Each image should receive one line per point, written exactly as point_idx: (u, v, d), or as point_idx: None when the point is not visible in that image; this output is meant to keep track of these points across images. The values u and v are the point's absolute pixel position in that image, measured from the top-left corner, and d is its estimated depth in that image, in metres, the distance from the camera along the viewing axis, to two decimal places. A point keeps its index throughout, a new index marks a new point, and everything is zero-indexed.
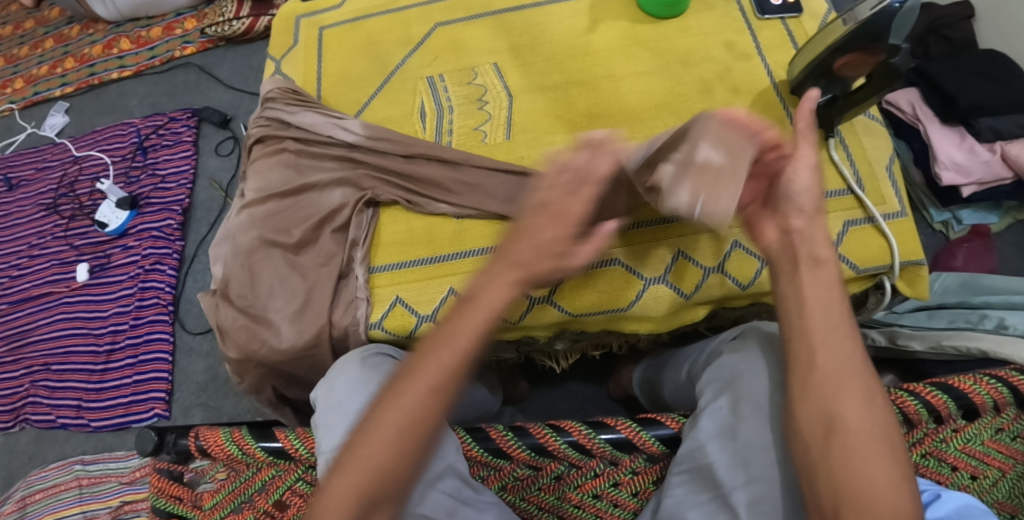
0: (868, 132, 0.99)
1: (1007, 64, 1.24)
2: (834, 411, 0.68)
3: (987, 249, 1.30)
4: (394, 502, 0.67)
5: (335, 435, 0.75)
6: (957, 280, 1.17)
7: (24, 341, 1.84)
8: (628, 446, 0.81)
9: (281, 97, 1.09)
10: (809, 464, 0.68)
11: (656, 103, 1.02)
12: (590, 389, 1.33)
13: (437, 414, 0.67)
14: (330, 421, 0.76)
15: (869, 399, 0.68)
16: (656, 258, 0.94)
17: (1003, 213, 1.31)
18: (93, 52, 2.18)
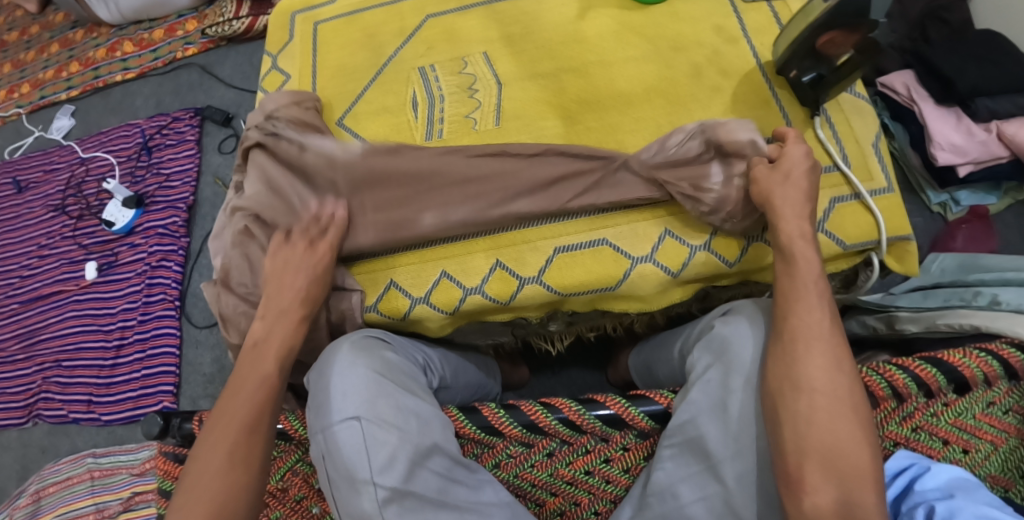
0: (855, 110, 0.99)
1: (1002, 43, 1.24)
2: (802, 378, 0.71)
3: (986, 232, 1.30)
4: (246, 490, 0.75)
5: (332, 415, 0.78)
6: (955, 261, 1.17)
7: (36, 338, 1.88)
8: (618, 422, 0.84)
9: (286, 111, 1.06)
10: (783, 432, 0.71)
11: (645, 88, 1.03)
12: (590, 375, 1.34)
13: (269, 405, 0.80)
14: (324, 403, 0.79)
15: (838, 368, 0.72)
16: (644, 237, 0.95)
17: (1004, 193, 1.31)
18: (98, 55, 2.21)
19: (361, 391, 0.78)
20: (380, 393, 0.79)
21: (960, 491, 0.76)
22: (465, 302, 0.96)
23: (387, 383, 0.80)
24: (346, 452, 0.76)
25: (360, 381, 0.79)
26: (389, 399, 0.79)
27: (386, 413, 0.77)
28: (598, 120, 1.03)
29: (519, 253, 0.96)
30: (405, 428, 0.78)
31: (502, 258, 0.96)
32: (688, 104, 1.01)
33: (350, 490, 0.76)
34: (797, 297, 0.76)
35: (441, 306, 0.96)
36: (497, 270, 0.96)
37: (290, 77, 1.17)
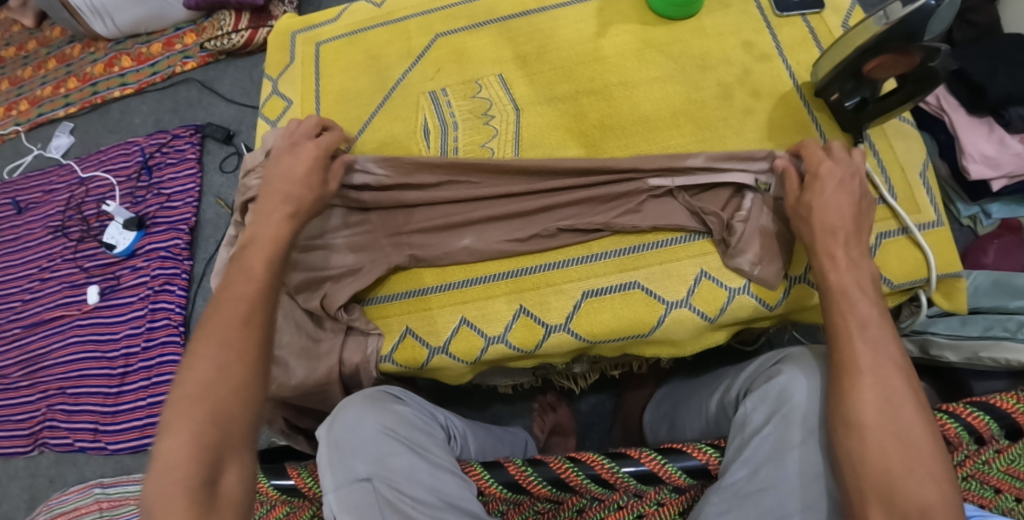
0: (900, 136, 0.94)
1: None
2: (852, 413, 0.70)
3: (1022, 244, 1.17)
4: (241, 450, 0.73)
5: (341, 473, 0.73)
6: (988, 279, 1.04)
7: (39, 365, 1.84)
8: (652, 479, 0.77)
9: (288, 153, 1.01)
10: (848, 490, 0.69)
11: (671, 112, 0.97)
12: (608, 402, 1.21)
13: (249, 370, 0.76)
14: (333, 460, 0.74)
15: (898, 410, 0.69)
16: (676, 281, 0.89)
17: None
18: (95, 71, 2.15)
19: (369, 449, 0.74)
20: (392, 450, 0.75)
21: None
22: (487, 352, 0.91)
23: (398, 440, 0.76)
24: (357, 514, 0.71)
25: (373, 438, 0.75)
26: (403, 456, 0.75)
27: (395, 473, 0.73)
28: (622, 148, 0.97)
29: (544, 298, 0.91)
30: (415, 492, 0.73)
31: (525, 303, 0.91)
32: (720, 130, 0.95)
33: None
34: (845, 335, 0.74)
35: (459, 355, 0.91)
36: (521, 316, 0.91)
37: (291, 102, 1.11)
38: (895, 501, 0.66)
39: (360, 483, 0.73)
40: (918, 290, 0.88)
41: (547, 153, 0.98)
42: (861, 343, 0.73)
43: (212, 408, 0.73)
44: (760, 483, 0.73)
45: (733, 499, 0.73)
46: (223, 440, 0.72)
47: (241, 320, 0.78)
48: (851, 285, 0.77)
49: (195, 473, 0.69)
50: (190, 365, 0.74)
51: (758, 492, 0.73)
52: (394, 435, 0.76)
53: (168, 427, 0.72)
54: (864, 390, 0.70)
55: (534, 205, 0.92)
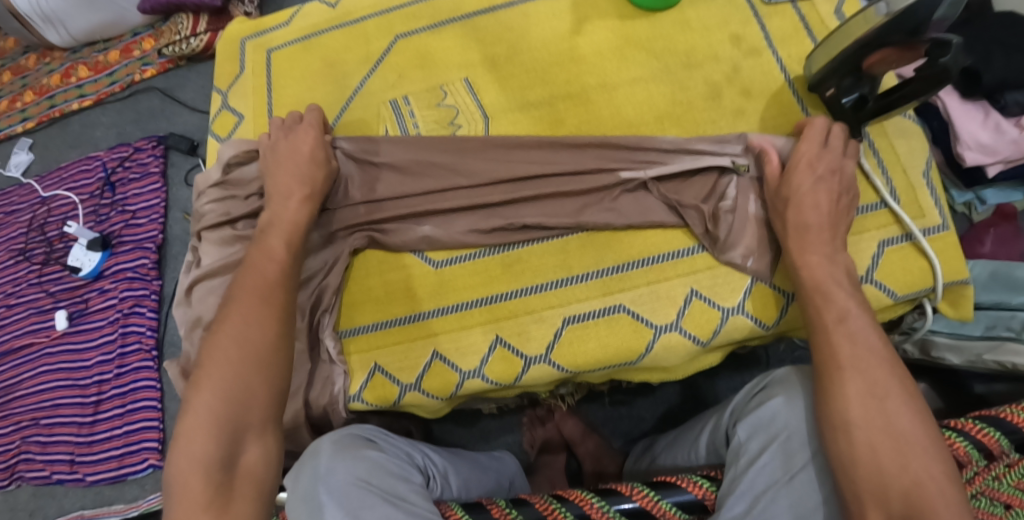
0: (901, 132, 0.86)
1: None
2: (836, 413, 0.68)
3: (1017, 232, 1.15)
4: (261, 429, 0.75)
5: None
6: (987, 270, 0.97)
7: (10, 395, 1.76)
8: (645, 517, 0.71)
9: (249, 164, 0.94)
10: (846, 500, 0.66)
11: (655, 115, 0.90)
12: (598, 412, 1.16)
13: (261, 347, 0.77)
14: (299, 516, 0.69)
15: (886, 406, 0.67)
16: (666, 304, 0.82)
17: None
18: (51, 82, 2.05)
19: (339, 502, 0.68)
20: (359, 506, 0.67)
21: None
22: (463, 387, 0.84)
23: (366, 493, 0.68)
24: None
25: (337, 492, 0.68)
26: (371, 511, 0.67)
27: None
28: None
29: (522, 326, 0.84)
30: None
31: (502, 333, 0.84)
32: (708, 133, 0.89)
33: None
34: (822, 329, 0.72)
35: (434, 392, 0.84)
36: (498, 348, 0.84)
37: (242, 117, 1.04)
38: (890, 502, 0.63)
39: None
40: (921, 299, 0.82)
41: None
42: (839, 337, 0.71)
43: (233, 383, 0.74)
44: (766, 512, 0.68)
45: None
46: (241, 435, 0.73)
47: (261, 328, 0.78)
48: (826, 276, 0.75)
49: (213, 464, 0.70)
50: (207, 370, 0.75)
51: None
52: (362, 486, 0.69)
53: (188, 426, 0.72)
54: (846, 387, 0.68)
55: (501, 200, 0.86)
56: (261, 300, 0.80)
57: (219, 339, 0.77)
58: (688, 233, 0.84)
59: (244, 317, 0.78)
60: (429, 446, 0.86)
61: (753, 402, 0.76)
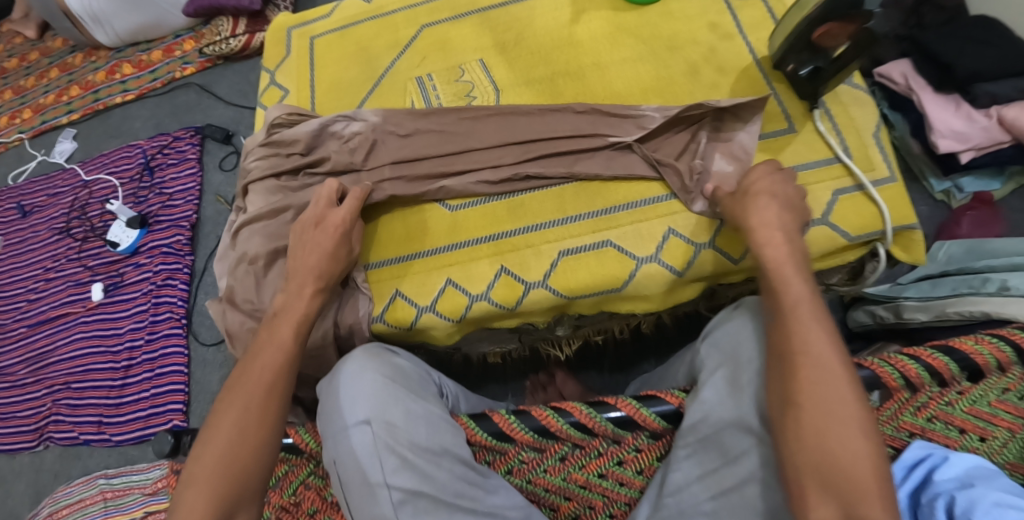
0: (855, 102, 1.00)
1: (999, 28, 1.25)
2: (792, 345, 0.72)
3: (993, 217, 1.29)
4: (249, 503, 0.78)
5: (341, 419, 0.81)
6: (961, 248, 1.14)
7: (45, 361, 1.88)
8: (629, 423, 0.84)
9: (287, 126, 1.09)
10: (786, 426, 0.70)
11: (641, 88, 1.03)
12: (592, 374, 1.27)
13: (262, 430, 0.80)
14: (332, 407, 0.82)
15: (836, 350, 0.71)
16: (647, 237, 0.94)
17: (1008, 178, 1.31)
18: (97, 79, 2.23)
19: (370, 397, 0.81)
20: (389, 398, 0.81)
21: (979, 481, 0.76)
22: (471, 309, 0.96)
23: (395, 388, 0.82)
24: (359, 454, 0.79)
25: (369, 386, 0.81)
26: (399, 402, 0.81)
27: (394, 418, 0.80)
28: None
29: (524, 258, 0.96)
30: (414, 433, 0.81)
31: (506, 263, 0.96)
32: (685, 101, 1.01)
33: (363, 490, 0.79)
34: (782, 270, 0.77)
35: (446, 313, 0.96)
36: (503, 275, 0.96)
37: (287, 91, 1.17)
38: (827, 438, 0.68)
39: (360, 426, 0.80)
40: (875, 243, 0.92)
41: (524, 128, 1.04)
42: (791, 279, 0.76)
43: (230, 464, 0.77)
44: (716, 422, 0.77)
45: (696, 442, 0.78)
46: (237, 493, 0.77)
47: (264, 386, 0.82)
48: (782, 230, 0.81)
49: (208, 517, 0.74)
50: (215, 424, 0.79)
51: (716, 433, 0.77)
52: (390, 383, 0.83)
53: (193, 477, 0.77)
54: (809, 326, 0.72)
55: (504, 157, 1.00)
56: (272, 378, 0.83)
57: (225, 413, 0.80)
58: (664, 185, 0.97)
59: (258, 370, 0.83)
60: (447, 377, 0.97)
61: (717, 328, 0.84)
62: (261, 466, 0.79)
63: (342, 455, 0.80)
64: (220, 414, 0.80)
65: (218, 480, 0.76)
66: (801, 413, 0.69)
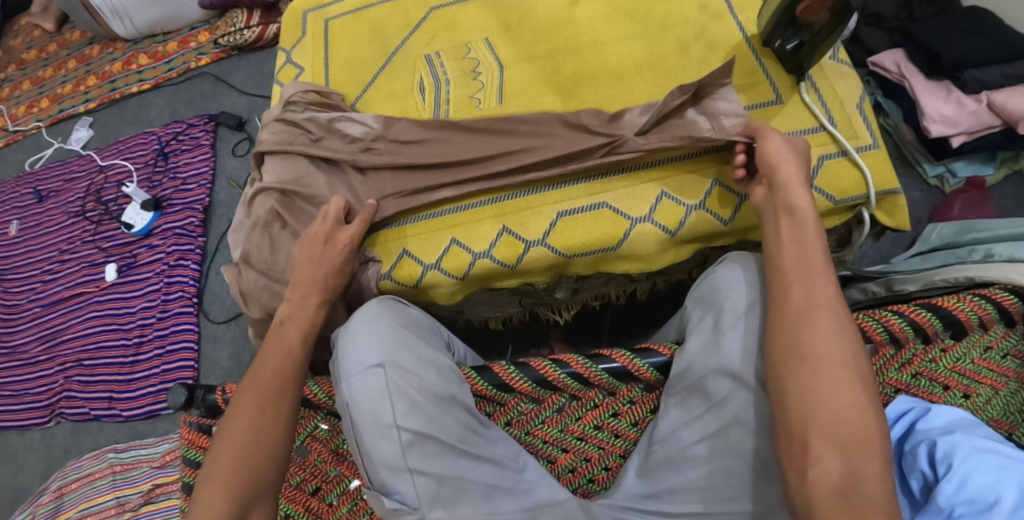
0: (838, 76, 1.05)
1: (987, 17, 1.31)
2: (810, 302, 0.74)
3: (983, 200, 1.35)
4: (266, 498, 0.80)
5: (354, 365, 0.87)
6: (952, 229, 1.18)
7: (58, 339, 1.93)
8: (624, 374, 0.89)
9: (302, 100, 1.13)
10: (797, 381, 0.71)
11: (636, 64, 1.09)
12: (586, 343, 1.35)
13: (279, 424, 0.82)
14: (347, 352, 0.87)
15: (847, 314, 0.74)
16: (641, 199, 0.99)
17: (1000, 163, 1.36)
18: (114, 69, 2.29)
19: (383, 340, 0.87)
20: (400, 344, 0.88)
21: (961, 428, 0.80)
22: (474, 267, 1.01)
23: (405, 335, 0.89)
24: (372, 395, 0.85)
25: (382, 331, 0.88)
26: (408, 349, 0.88)
27: (405, 362, 0.86)
28: (593, 94, 1.08)
29: (525, 219, 1.01)
30: (424, 377, 0.86)
31: (508, 224, 1.01)
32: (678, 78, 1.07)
33: (374, 431, 0.84)
34: (791, 239, 0.79)
35: (451, 271, 1.01)
36: (504, 235, 1.01)
37: (303, 69, 1.23)
38: (837, 393, 0.70)
39: (372, 369, 0.85)
40: (859, 207, 0.97)
41: (527, 102, 1.10)
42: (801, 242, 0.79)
43: (247, 461, 0.79)
44: (706, 370, 0.83)
45: (684, 389, 0.86)
46: (253, 491, 0.78)
47: (276, 390, 0.84)
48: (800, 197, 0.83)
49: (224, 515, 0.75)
50: (230, 425, 0.80)
51: (701, 379, 0.83)
52: (400, 331, 0.89)
53: (209, 475, 0.78)
54: (819, 288, 0.75)
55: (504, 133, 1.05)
56: (284, 373, 0.86)
57: (240, 411, 0.82)
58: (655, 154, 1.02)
59: (269, 371, 0.85)
60: (452, 335, 1.01)
61: (701, 281, 0.89)
62: (279, 461, 0.81)
63: (355, 398, 0.86)
64: (235, 414, 0.81)
65: (235, 478, 0.77)
66: (815, 369, 0.71)
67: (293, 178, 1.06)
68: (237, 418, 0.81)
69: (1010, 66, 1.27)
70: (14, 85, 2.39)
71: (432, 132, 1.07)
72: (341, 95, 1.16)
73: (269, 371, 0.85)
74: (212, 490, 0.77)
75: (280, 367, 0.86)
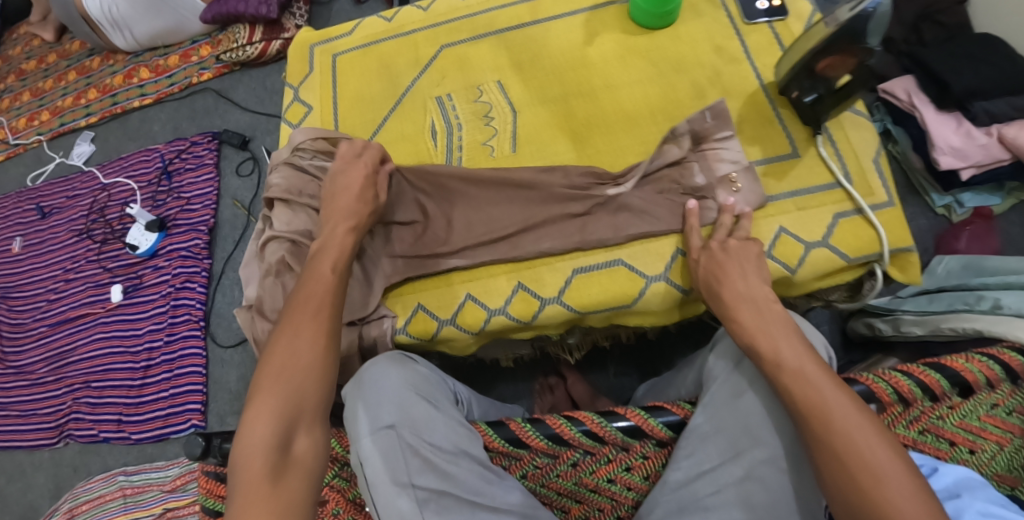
0: (855, 126, 1.04)
1: (999, 47, 1.30)
2: (800, 401, 0.76)
3: (989, 231, 1.33)
4: (313, 420, 0.82)
5: (366, 424, 0.87)
6: (959, 263, 1.18)
7: (65, 360, 1.92)
8: (638, 432, 0.91)
9: (312, 148, 1.12)
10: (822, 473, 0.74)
11: (651, 109, 1.08)
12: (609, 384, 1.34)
13: (326, 340, 0.86)
14: (357, 413, 0.88)
15: (846, 403, 0.74)
16: (656, 257, 0.99)
17: (1007, 194, 1.36)
18: (115, 82, 2.26)
19: (393, 400, 0.88)
20: (412, 402, 0.89)
21: (965, 491, 0.81)
22: (489, 323, 1.01)
23: (417, 392, 0.90)
24: (386, 456, 0.84)
25: (393, 391, 0.89)
26: (418, 407, 0.89)
27: (417, 422, 0.87)
28: (609, 142, 1.08)
29: (539, 274, 1.01)
30: (435, 436, 0.88)
31: (522, 280, 1.01)
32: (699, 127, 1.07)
33: (387, 492, 0.83)
34: (758, 337, 0.82)
35: (465, 326, 1.01)
36: (519, 291, 1.01)
37: (311, 108, 1.22)
38: (858, 487, 0.71)
39: (386, 429, 0.86)
40: (873, 264, 0.97)
41: (543, 151, 1.09)
42: (765, 341, 0.81)
43: (289, 379, 0.83)
44: (720, 425, 0.88)
45: (697, 442, 0.88)
46: (297, 408, 0.82)
47: (312, 309, 0.88)
48: (751, 290, 0.87)
49: (261, 454, 0.78)
50: (271, 347, 0.85)
51: (716, 432, 0.87)
52: (414, 387, 0.91)
53: (256, 392, 0.82)
54: (826, 390, 0.75)
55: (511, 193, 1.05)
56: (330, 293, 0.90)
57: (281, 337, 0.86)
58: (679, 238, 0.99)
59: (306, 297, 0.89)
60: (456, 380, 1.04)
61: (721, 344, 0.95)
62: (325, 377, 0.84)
63: (367, 459, 0.85)
64: (277, 335, 0.86)
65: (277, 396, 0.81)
66: (828, 468, 0.73)
67: (306, 229, 1.07)
68: (277, 341, 0.85)
69: (1020, 98, 1.26)
70: (15, 96, 2.37)
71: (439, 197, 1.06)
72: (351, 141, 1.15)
73: (309, 296, 0.90)
74: (259, 413, 0.81)
75: (317, 292, 0.89)
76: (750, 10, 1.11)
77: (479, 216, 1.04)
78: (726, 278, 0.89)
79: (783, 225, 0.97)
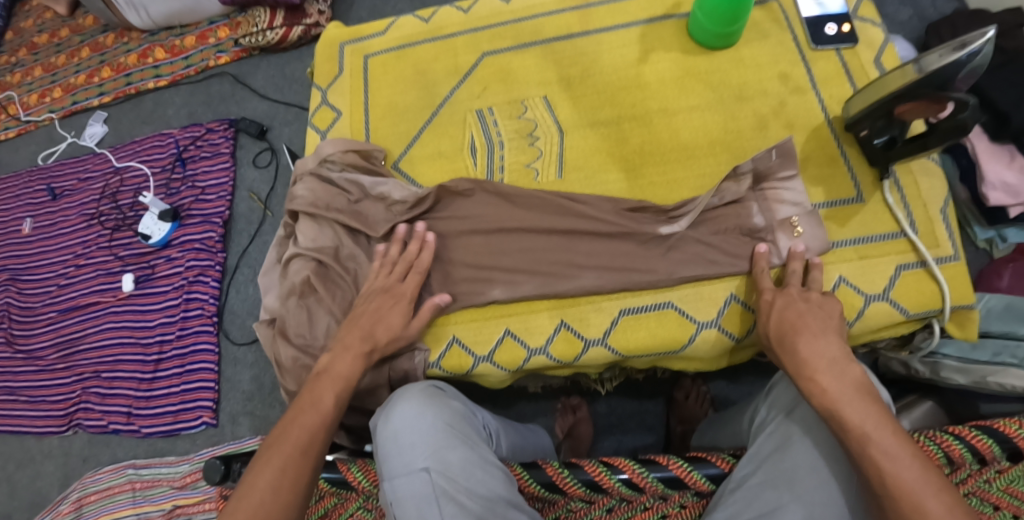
0: (924, 173, 1.07)
1: None
2: (888, 476, 0.73)
3: None
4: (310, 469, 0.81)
5: (401, 465, 0.83)
6: (1002, 302, 1.08)
7: (74, 348, 1.86)
8: (678, 483, 0.86)
9: (342, 160, 1.14)
10: None
11: (709, 140, 1.11)
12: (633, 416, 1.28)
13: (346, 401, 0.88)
14: (392, 454, 0.84)
15: (933, 478, 0.72)
16: (709, 303, 1.01)
17: None
18: (128, 61, 2.15)
19: (427, 441, 0.84)
20: (449, 444, 0.84)
21: None
22: (529, 362, 1.04)
23: (456, 433, 0.86)
24: (420, 499, 0.81)
25: (430, 431, 0.85)
26: (455, 449, 0.84)
27: (453, 465, 0.83)
28: (662, 173, 1.10)
29: (583, 314, 1.03)
30: (470, 480, 0.83)
31: (566, 319, 1.04)
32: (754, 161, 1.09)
33: None
34: (840, 401, 0.79)
35: (503, 364, 1.04)
36: (562, 330, 1.04)
37: (339, 113, 1.24)
38: None
39: (418, 472, 0.82)
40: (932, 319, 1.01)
41: (590, 175, 1.12)
42: (849, 409, 0.77)
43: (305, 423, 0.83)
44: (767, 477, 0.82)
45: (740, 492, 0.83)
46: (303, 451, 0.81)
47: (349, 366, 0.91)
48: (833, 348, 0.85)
49: (310, 442, 0.82)
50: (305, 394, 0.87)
51: (762, 483, 0.82)
52: (452, 428, 0.86)
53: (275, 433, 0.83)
54: (914, 468, 0.72)
55: (561, 226, 1.06)
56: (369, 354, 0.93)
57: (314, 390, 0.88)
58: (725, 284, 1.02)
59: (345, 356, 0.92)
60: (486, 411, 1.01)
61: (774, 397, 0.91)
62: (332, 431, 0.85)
63: (402, 500, 0.81)
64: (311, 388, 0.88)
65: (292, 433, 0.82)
66: None
67: (333, 252, 1.07)
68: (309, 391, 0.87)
69: None
70: (26, 71, 2.26)
71: (485, 224, 1.08)
72: (383, 153, 1.17)
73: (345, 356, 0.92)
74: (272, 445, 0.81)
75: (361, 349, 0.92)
76: (819, 35, 1.15)
77: (540, 242, 1.06)
78: (802, 330, 0.87)
79: (843, 275, 1.02)
